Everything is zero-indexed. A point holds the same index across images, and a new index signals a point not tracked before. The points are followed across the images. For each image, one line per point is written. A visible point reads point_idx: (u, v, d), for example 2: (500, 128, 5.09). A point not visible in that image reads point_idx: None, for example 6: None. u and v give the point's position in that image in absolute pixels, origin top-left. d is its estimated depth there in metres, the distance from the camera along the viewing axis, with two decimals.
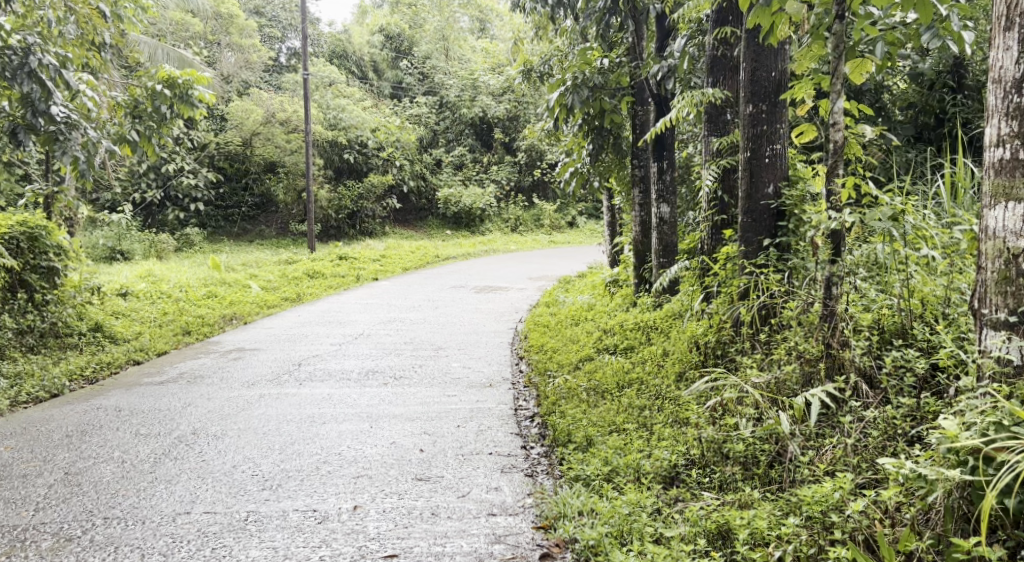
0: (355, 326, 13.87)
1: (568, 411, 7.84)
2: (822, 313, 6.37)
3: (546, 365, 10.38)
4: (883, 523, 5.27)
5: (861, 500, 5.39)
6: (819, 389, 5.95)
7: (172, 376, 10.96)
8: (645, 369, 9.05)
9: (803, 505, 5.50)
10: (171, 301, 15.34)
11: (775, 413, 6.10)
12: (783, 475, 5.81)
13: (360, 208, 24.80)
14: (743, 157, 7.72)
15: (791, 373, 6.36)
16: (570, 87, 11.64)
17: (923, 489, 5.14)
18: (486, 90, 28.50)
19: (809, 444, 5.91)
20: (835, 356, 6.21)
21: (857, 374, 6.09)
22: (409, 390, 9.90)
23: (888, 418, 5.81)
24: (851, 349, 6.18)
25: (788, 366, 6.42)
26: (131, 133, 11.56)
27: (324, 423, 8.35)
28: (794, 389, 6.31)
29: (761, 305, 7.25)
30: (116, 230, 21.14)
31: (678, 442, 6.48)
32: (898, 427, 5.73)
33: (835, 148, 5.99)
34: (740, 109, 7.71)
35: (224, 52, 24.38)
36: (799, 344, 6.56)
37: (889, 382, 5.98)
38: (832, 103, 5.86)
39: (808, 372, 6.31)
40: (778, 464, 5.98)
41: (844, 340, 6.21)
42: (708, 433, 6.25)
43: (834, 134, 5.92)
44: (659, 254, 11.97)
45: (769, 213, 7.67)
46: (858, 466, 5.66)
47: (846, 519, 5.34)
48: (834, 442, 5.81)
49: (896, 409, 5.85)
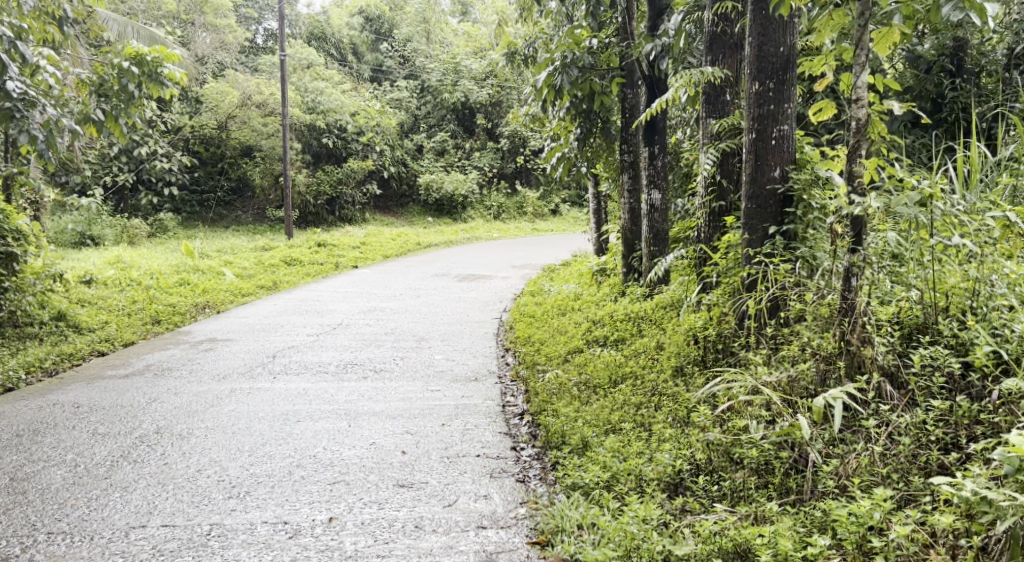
0: (334, 316, 13.32)
1: (559, 408, 7.35)
2: (840, 307, 5.94)
3: (534, 358, 9.89)
4: (934, 551, 4.91)
5: (903, 523, 5.03)
6: (840, 390, 5.52)
7: (138, 368, 10.41)
8: (640, 364, 8.58)
9: (834, 525, 5.10)
10: (140, 288, 14.76)
11: (790, 417, 5.68)
12: (805, 486, 5.40)
13: (339, 194, 24.20)
14: (748, 138, 7.24)
15: (806, 372, 5.90)
16: (559, 67, 11.09)
17: (987, 515, 4.76)
18: (468, 74, 27.96)
19: (832, 452, 5.52)
20: (855, 354, 5.83)
21: (880, 374, 5.74)
22: (390, 385, 9.37)
23: (919, 423, 5.52)
24: (873, 347, 5.81)
25: (802, 363, 5.98)
26: (95, 111, 10.78)
27: (299, 422, 7.82)
28: (809, 389, 5.87)
29: (770, 297, 6.78)
30: (86, 215, 20.51)
31: (680, 444, 6.01)
32: (930, 434, 5.45)
33: (857, 125, 5.62)
34: (744, 87, 7.20)
35: (199, 32, 23.70)
36: (812, 339, 6.11)
37: (916, 383, 5.67)
38: (855, 77, 5.54)
39: (825, 371, 5.88)
40: (795, 473, 5.57)
41: (864, 336, 5.83)
42: (715, 436, 5.79)
43: (856, 111, 5.60)
44: (649, 241, 11.47)
45: (775, 199, 7.16)
46: (887, 477, 5.35)
47: (887, 543, 4.96)
48: (859, 449, 5.45)
49: (926, 412, 5.58)
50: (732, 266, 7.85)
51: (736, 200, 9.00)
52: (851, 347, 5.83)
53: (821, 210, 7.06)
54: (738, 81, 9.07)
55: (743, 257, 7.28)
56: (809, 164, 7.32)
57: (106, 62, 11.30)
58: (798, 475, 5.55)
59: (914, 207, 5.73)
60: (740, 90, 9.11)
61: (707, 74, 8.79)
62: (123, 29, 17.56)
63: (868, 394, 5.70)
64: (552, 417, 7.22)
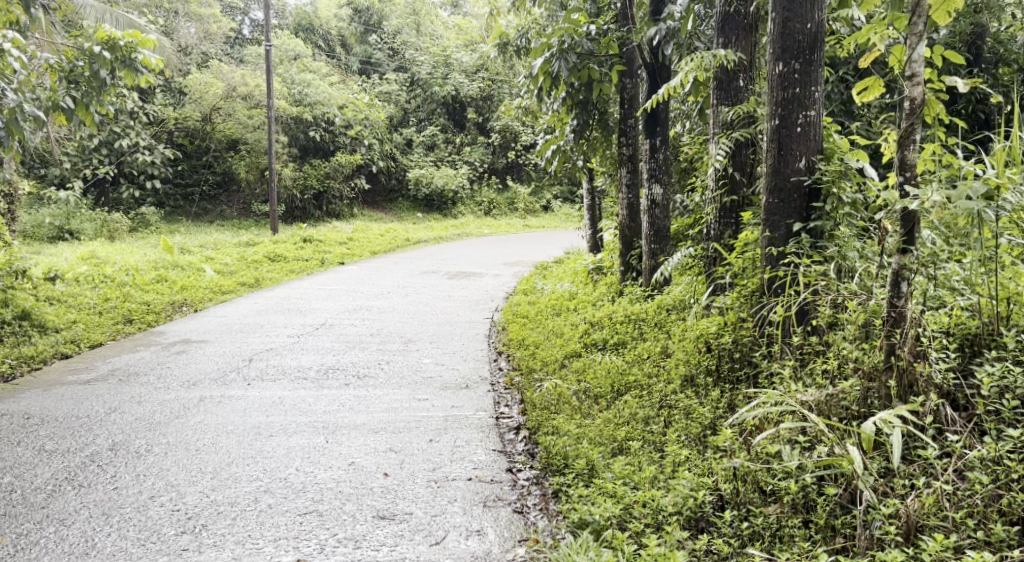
0: (318, 315, 12.56)
1: (560, 423, 6.63)
2: (889, 318, 5.27)
3: (528, 364, 9.16)
4: None
5: None
6: (893, 416, 4.95)
7: (102, 373, 9.68)
8: (645, 373, 7.86)
9: None
10: (114, 285, 13.97)
11: (833, 445, 5.10)
12: (859, 533, 4.83)
13: (326, 188, 23.44)
14: (769, 126, 6.51)
15: (849, 391, 5.34)
16: (556, 53, 10.35)
17: None
18: (458, 67, 27.16)
19: (889, 491, 4.94)
20: (908, 371, 5.19)
21: (937, 397, 5.16)
22: (374, 393, 8.62)
23: (993, 457, 4.91)
24: (930, 364, 5.22)
25: (844, 381, 5.40)
26: (65, 99, 9.99)
27: (271, 437, 7.09)
28: (850, 409, 5.31)
29: (802, 303, 6.13)
30: (65, 208, 19.67)
31: (702, 471, 5.47)
32: (1010, 472, 4.83)
33: (911, 106, 4.98)
34: (767, 69, 6.49)
35: (183, 22, 22.90)
36: (851, 352, 5.51)
37: (986, 408, 5.07)
38: (912, 50, 4.97)
39: (867, 389, 5.30)
40: (841, 512, 5.02)
41: (919, 351, 5.20)
42: (742, 463, 5.24)
43: (912, 89, 4.94)
44: (650, 239, 10.72)
45: (800, 193, 6.44)
46: (960, 523, 4.77)
47: None
48: (921, 488, 4.87)
49: (999, 441, 4.98)
50: (749, 267, 7.10)
51: (749, 195, 8.29)
52: (902, 363, 5.20)
53: (851, 205, 6.34)
54: (753, 65, 8.34)
55: (764, 258, 6.55)
56: (837, 153, 6.49)
57: (77, 46, 10.39)
58: (845, 515, 5.00)
59: (979, 199, 5.07)
60: (754, 75, 8.39)
61: (719, 58, 8.05)
62: (101, 15, 16.72)
63: (926, 419, 5.11)
64: (555, 435, 6.50)
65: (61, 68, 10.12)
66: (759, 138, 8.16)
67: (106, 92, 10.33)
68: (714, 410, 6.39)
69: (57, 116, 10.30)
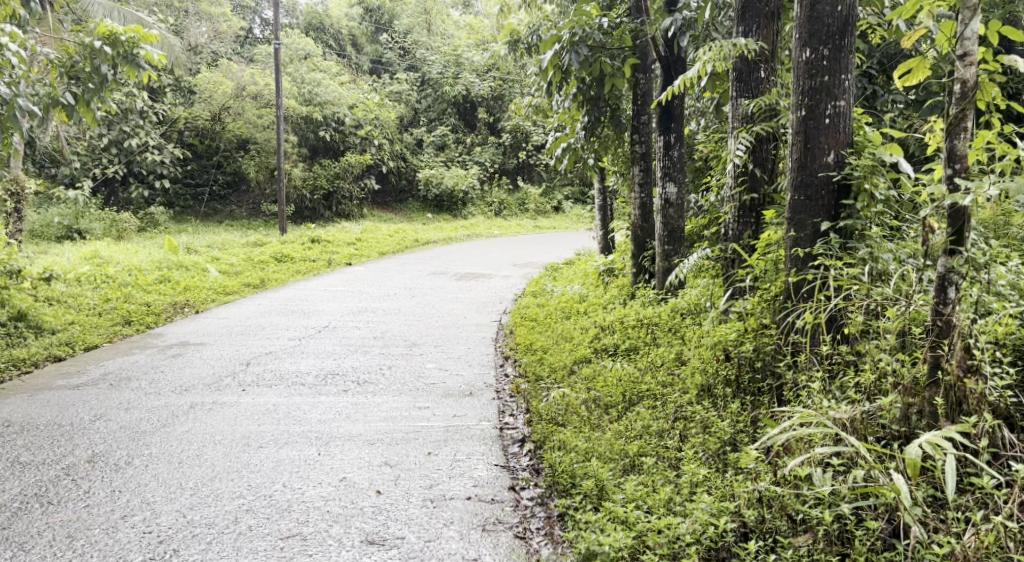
0: (321, 317, 12.13)
1: (568, 436, 6.18)
2: (936, 328, 4.88)
3: (535, 370, 8.69)
4: None
5: None
6: (942, 438, 4.62)
7: (92, 377, 9.28)
8: (658, 381, 7.42)
9: None
10: (116, 286, 13.54)
11: (869, 471, 4.74)
12: None
13: (335, 188, 23.04)
14: (796, 116, 6.05)
15: (889, 409, 4.97)
16: (567, 45, 9.93)
17: None
18: (469, 66, 26.72)
19: (940, 526, 4.56)
20: (958, 387, 4.83)
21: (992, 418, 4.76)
22: (372, 401, 8.16)
23: None
24: (983, 380, 4.82)
25: (883, 398, 5.04)
26: (65, 96, 9.47)
27: (261, 448, 6.65)
28: (885, 428, 4.97)
29: (832, 312, 5.69)
30: (73, 208, 19.31)
31: (725, 496, 5.09)
32: None
33: (962, 90, 4.69)
34: (793, 55, 6.03)
35: (193, 21, 22.55)
36: (890, 364, 5.12)
37: None
38: (966, 25, 4.64)
39: (908, 406, 4.93)
40: (884, 548, 4.64)
41: (971, 365, 4.82)
42: (766, 487, 4.93)
43: (964, 71, 4.64)
44: (664, 239, 10.25)
45: (828, 189, 5.98)
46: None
47: None
48: (978, 523, 4.48)
49: None
50: (772, 271, 6.62)
51: (770, 193, 7.81)
52: (950, 378, 4.83)
53: (883, 203, 5.88)
54: (775, 55, 7.89)
55: (788, 259, 6.08)
56: (869, 147, 6.00)
57: (77, 41, 9.87)
58: (886, 551, 4.63)
59: None
60: (776, 66, 7.91)
61: (739, 47, 7.59)
62: (108, 13, 16.29)
63: (979, 442, 4.73)
64: (563, 450, 6.04)
65: (62, 64, 9.60)
66: (781, 131, 7.71)
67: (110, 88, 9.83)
68: (733, 424, 5.98)
69: (58, 112, 9.80)
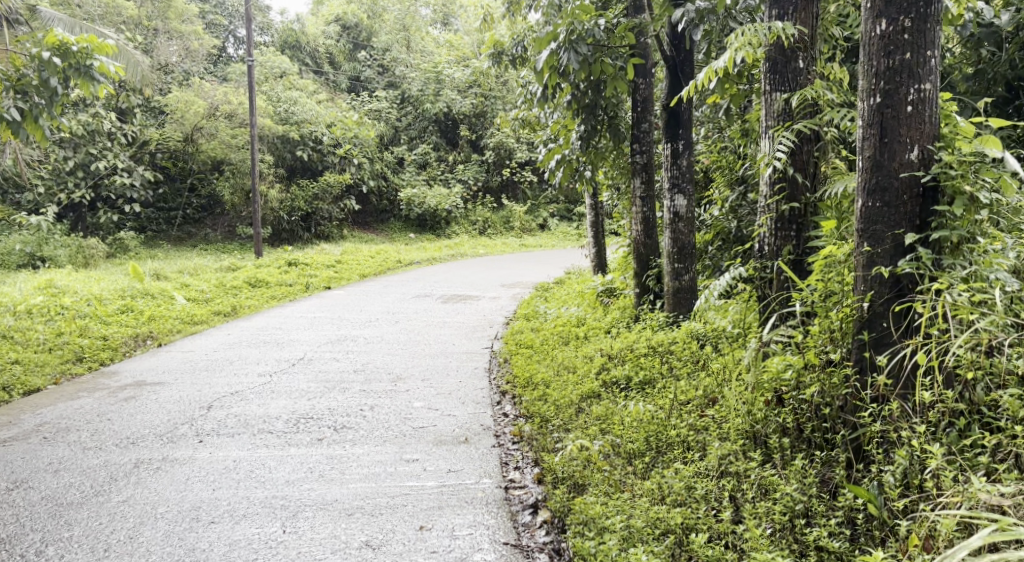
0: (296, 349, 10.84)
1: (596, 509, 5.25)
2: None
3: (539, 410, 7.43)
4: None
5: None
6: None
7: (27, 427, 8.04)
8: (689, 426, 6.11)
9: None
10: (71, 317, 12.13)
11: None
12: None
13: (314, 210, 21.78)
14: (868, 104, 4.93)
15: None
16: (564, 43, 8.48)
17: None
18: (450, 83, 25.52)
19: None
20: None
21: None
22: (351, 452, 6.90)
23: None
24: None
25: None
26: (10, 110, 7.93)
27: (212, 524, 5.60)
28: None
29: (945, 351, 4.70)
30: (37, 235, 17.94)
31: None
32: None
33: None
34: (863, 28, 4.92)
35: (163, 40, 20.83)
36: None
37: None
38: None
39: None
40: None
41: None
42: None
43: None
44: (674, 258, 8.93)
45: (911, 194, 4.86)
46: None
47: None
48: None
49: None
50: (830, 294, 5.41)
51: (814, 201, 6.48)
52: None
53: (988, 207, 4.76)
54: (815, 42, 6.56)
55: (864, 280, 5.02)
56: (961, 140, 4.85)
57: (22, 50, 8.31)
58: None
59: None
60: (817, 55, 6.59)
61: (774, 31, 6.32)
62: (71, 29, 14.83)
63: None
64: (594, 544, 5.00)
65: (6, 76, 8.04)
66: (827, 130, 6.41)
67: (61, 102, 8.23)
68: (801, 486, 4.95)
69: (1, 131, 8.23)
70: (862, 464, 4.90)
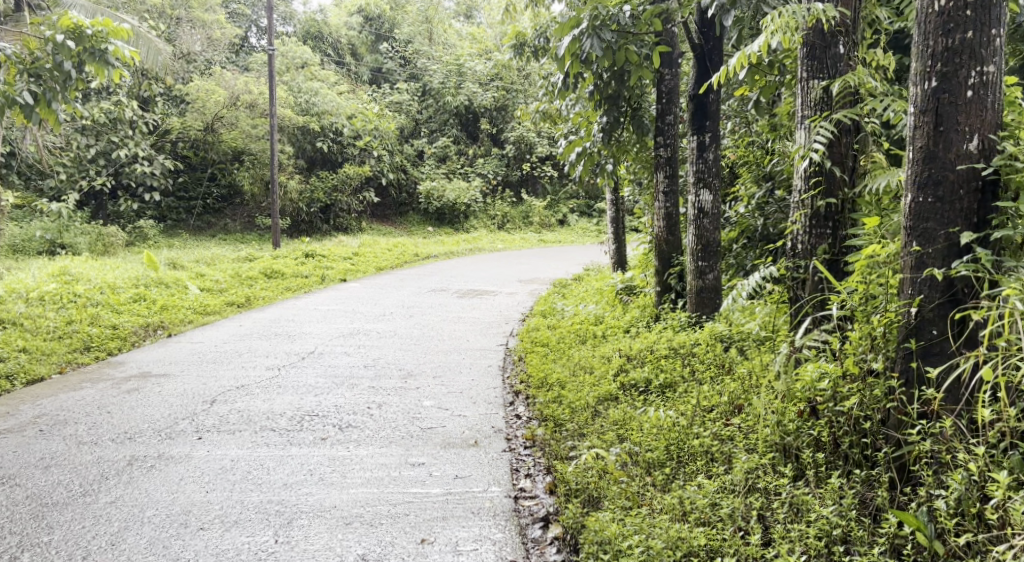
0: (307, 342, 10.47)
1: (614, 527, 4.84)
2: None
3: (554, 413, 7.02)
4: None
5: None
6: None
7: (24, 418, 7.70)
8: (713, 435, 5.67)
9: None
10: (82, 305, 11.80)
11: None
12: None
13: (333, 202, 21.45)
14: (922, 87, 4.51)
15: None
16: (587, 29, 7.96)
17: None
18: (472, 76, 25.17)
19: None
20: None
21: None
22: (354, 454, 6.52)
23: None
24: None
25: None
26: (22, 94, 7.48)
27: (201, 531, 5.28)
28: None
29: (1008, 365, 4.32)
30: (58, 222, 17.66)
31: None
32: None
33: None
34: (921, 2, 4.51)
35: (185, 29, 20.49)
36: None
37: None
38: None
39: None
40: None
41: None
42: None
43: None
44: (697, 254, 8.46)
45: (968, 188, 4.46)
46: None
47: None
48: None
49: None
50: (871, 298, 4.95)
51: (852, 198, 6.04)
52: None
53: None
54: (857, 26, 6.14)
55: (913, 284, 4.61)
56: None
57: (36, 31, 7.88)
58: None
59: None
60: (859, 40, 6.15)
61: (816, 13, 5.84)
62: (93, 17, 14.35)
63: None
64: None
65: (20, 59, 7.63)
66: (866, 121, 5.99)
67: (76, 87, 7.82)
68: (838, 509, 4.58)
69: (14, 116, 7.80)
70: (908, 487, 4.53)
